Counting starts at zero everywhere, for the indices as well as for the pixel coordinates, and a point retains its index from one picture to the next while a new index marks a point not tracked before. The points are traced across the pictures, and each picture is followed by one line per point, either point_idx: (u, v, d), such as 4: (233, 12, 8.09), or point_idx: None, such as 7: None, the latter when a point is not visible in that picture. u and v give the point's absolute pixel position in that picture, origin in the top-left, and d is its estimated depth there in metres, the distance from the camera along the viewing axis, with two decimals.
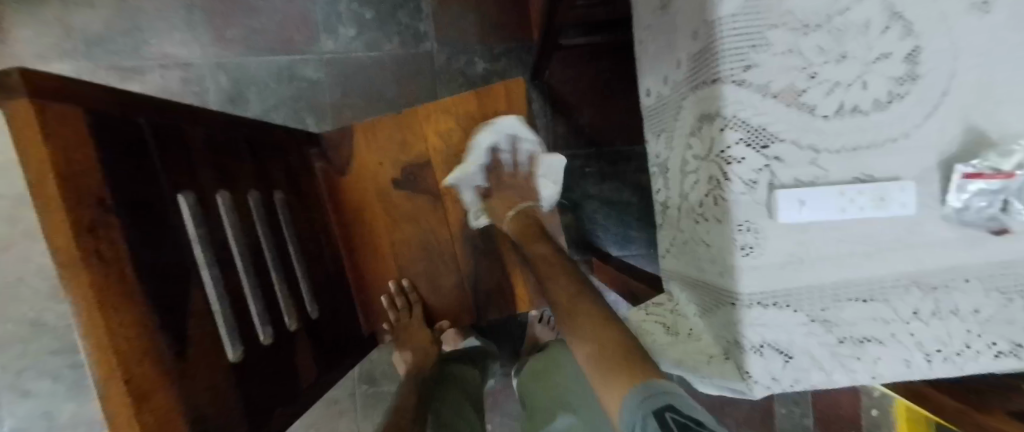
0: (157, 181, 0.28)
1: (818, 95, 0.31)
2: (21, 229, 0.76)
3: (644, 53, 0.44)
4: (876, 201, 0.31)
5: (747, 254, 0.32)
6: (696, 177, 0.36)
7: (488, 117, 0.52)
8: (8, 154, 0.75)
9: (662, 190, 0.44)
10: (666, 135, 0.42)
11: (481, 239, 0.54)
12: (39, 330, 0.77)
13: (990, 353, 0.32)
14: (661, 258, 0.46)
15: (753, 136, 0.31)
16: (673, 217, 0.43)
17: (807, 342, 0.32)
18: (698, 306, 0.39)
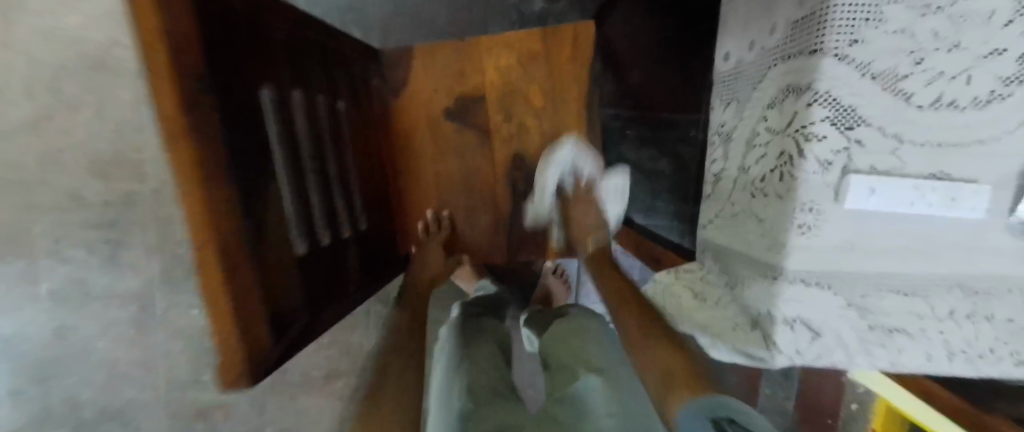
0: (246, 74, 0.28)
1: (918, 83, 0.30)
2: (66, 102, 0.77)
3: (733, 14, 0.42)
4: (945, 201, 0.31)
5: (803, 233, 0.32)
6: (765, 151, 0.36)
7: (551, 59, 0.51)
8: (57, 23, 0.75)
9: (719, 161, 0.44)
10: (738, 104, 0.41)
11: (523, 183, 0.54)
12: (79, 204, 0.80)
13: (1010, 360, 0.34)
14: (701, 227, 0.47)
15: (840, 115, 0.30)
16: (725, 188, 0.43)
17: (839, 324, 0.34)
18: (732, 276, 0.40)
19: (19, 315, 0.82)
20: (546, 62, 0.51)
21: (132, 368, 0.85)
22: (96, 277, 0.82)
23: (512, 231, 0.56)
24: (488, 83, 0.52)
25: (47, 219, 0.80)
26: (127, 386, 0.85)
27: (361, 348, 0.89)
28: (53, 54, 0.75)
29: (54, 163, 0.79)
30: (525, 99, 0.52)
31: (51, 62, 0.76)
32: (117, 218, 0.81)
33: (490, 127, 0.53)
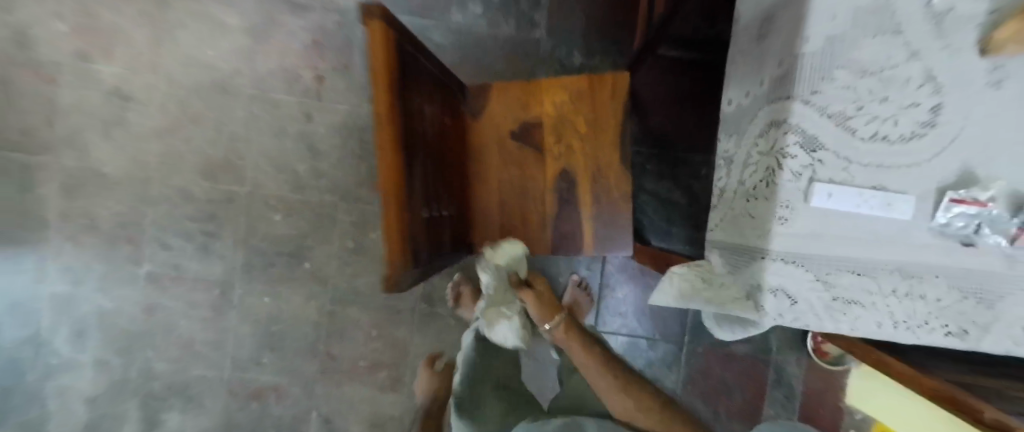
0: (405, 96, 0.42)
1: (861, 122, 0.40)
2: (191, 115, 0.95)
3: (734, 71, 0.57)
4: (882, 206, 0.40)
5: (781, 223, 0.43)
6: (755, 167, 0.49)
7: (596, 97, 0.66)
8: (194, 54, 0.94)
9: (723, 178, 0.57)
10: (737, 136, 0.55)
11: (566, 192, 0.69)
12: (186, 198, 0.96)
13: (941, 331, 0.42)
14: (710, 230, 0.59)
15: (807, 141, 0.41)
16: (728, 198, 0.55)
17: (809, 294, 0.43)
18: (731, 263, 0.52)
19: (119, 293, 0.95)
20: (591, 100, 0.66)
21: (205, 347, 0.97)
22: (189, 263, 0.96)
23: (554, 230, 0.69)
24: (546, 114, 0.67)
25: (157, 209, 0.95)
26: (199, 361, 0.97)
27: (405, 343, 0.99)
28: (189, 77, 0.94)
29: (173, 163, 0.95)
30: (571, 126, 0.67)
31: (185, 84, 0.94)
32: (216, 213, 0.96)
33: (543, 146, 0.68)
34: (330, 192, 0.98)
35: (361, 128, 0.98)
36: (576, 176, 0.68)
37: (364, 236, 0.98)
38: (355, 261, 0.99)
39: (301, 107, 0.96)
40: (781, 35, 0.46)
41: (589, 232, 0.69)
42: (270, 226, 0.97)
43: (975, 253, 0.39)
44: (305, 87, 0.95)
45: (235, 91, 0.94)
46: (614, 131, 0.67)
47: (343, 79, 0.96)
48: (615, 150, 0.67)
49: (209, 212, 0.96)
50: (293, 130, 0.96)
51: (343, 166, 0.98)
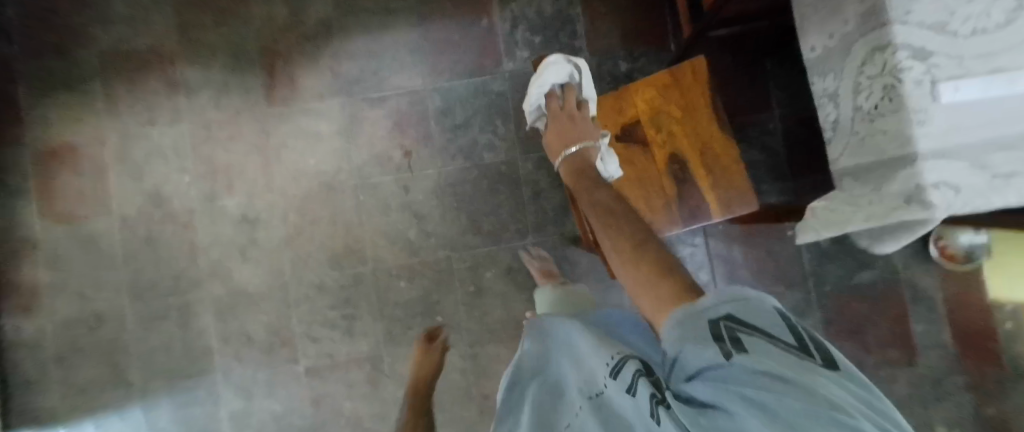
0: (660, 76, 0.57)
1: (959, 24, 0.47)
2: (307, 219, 1.05)
3: (807, 25, 0.66)
4: (1005, 80, 0.45)
5: (921, 125, 0.48)
6: (870, 90, 0.55)
7: (680, 84, 0.77)
8: (296, 166, 1.05)
9: (831, 113, 0.64)
10: (835, 73, 0.61)
11: (680, 170, 0.77)
12: (321, 292, 1.05)
13: None
14: (838, 163, 0.64)
15: (916, 51, 0.49)
16: (844, 128, 0.62)
17: (971, 176, 0.47)
18: (875, 181, 0.56)
19: (286, 394, 1.03)
20: (676, 86, 0.77)
21: (372, 420, 1.03)
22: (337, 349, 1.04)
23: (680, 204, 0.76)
24: (640, 111, 0.78)
25: (298, 310, 1.04)
26: None
27: None
28: (298, 187, 1.05)
29: (302, 265, 1.05)
30: (667, 115, 0.77)
31: (294, 194, 1.05)
32: (350, 298, 1.05)
33: (647, 138, 0.77)
34: (440, 248, 1.06)
35: (450, 185, 1.07)
36: (684, 154, 0.77)
37: (482, 278, 1.05)
38: (479, 303, 1.05)
39: (394, 183, 1.06)
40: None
41: (710, 201, 0.76)
42: (397, 294, 1.05)
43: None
44: (396, 164, 1.06)
45: (339, 187, 1.05)
46: (704, 109, 0.77)
47: (426, 147, 1.07)
48: (710, 123, 0.77)
49: (344, 299, 1.05)
50: (394, 204, 1.06)
51: (444, 222, 1.06)
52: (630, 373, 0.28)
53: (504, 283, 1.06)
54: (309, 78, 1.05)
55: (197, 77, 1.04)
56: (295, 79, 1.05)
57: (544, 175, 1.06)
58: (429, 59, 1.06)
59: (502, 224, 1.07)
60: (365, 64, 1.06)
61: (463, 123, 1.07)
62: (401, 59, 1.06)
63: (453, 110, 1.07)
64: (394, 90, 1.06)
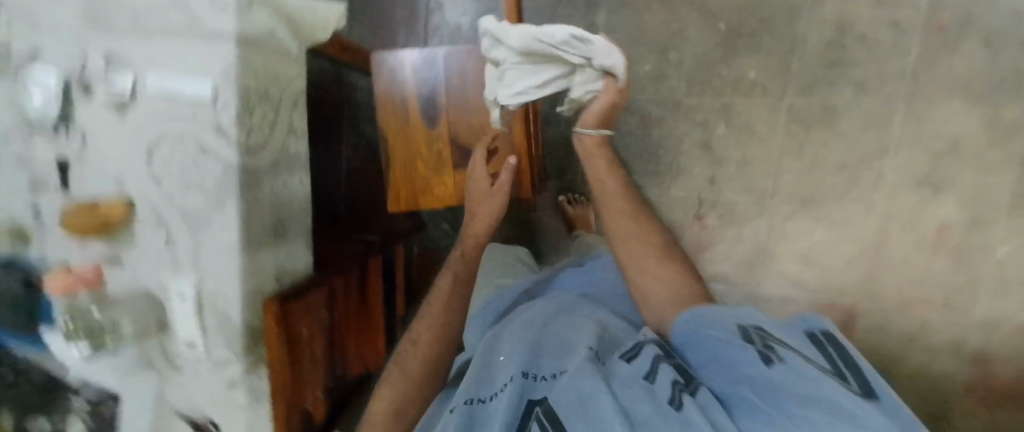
0: (439, 150, 0.70)
1: (187, 233, 0.57)
2: (852, 172, 0.87)
3: (300, 208, 0.68)
4: (194, 187, 0.55)
5: (219, 158, 0.54)
6: (270, 119, 0.59)
7: (414, 192, 0.72)
8: (836, 236, 0.89)
9: (296, 118, 0.65)
10: (291, 152, 0.64)
11: (428, 106, 0.69)
12: (870, 81, 0.84)
13: (207, 110, 0.53)
14: (301, 71, 0.65)
15: (224, 213, 0.55)
16: (290, 100, 0.63)
17: (200, 121, 0.53)
18: (279, 29, 0.57)
19: None
20: (418, 192, 0.72)
21: None
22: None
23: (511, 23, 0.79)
24: (452, 178, 0.71)
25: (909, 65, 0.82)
26: None
27: None
28: (845, 214, 0.88)
29: (880, 121, 0.85)
30: (430, 167, 0.71)
31: (854, 208, 0.88)
32: (833, 69, 0.85)
33: (453, 147, 0.70)
34: (696, 98, 0.92)
35: (664, 168, 0.95)
36: (419, 121, 0.70)
37: (659, 58, 0.92)
38: (666, 24, 0.91)
39: (725, 185, 0.93)
40: (278, 215, 0.63)
41: (413, 65, 0.69)
42: (762, 54, 0.88)
43: (204, 153, 0.54)
44: (714, 207, 0.94)
45: (794, 201, 0.90)
46: (393, 163, 0.72)
47: (675, 216, 0.96)
48: (390, 149, 0.72)
49: (843, 63, 0.85)
50: (734, 160, 0.92)
51: (681, 129, 0.93)
52: (650, 363, 0.45)
53: (632, 41, 0.93)
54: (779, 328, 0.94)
55: (924, 376, 0.87)
56: None
57: (554, 154, 0.99)
58: None
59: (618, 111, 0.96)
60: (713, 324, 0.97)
61: None
62: None
63: None
64: None
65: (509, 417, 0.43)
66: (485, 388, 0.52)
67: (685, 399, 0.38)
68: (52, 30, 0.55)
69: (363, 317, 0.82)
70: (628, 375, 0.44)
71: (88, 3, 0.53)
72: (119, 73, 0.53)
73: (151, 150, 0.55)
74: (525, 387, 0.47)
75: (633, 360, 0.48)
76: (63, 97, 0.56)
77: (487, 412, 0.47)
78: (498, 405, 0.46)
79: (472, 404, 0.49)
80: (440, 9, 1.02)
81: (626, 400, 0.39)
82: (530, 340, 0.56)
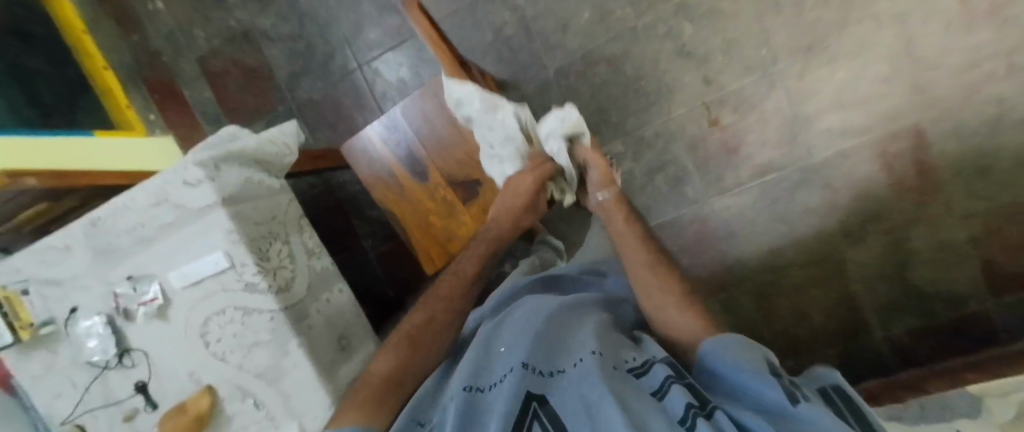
0: (444, 193, 0.69)
1: (271, 391, 0.58)
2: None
3: (357, 315, 0.69)
4: (257, 347, 0.57)
5: (264, 311, 0.55)
6: (288, 253, 0.60)
7: (439, 244, 0.70)
8: (861, 64, 0.83)
9: (310, 239, 0.66)
10: (322, 271, 0.65)
11: (413, 162, 0.69)
12: None
13: (232, 276, 0.54)
14: (292, 196, 0.66)
15: (294, 357, 0.56)
16: (297, 228, 0.64)
17: (232, 288, 0.55)
18: (253, 173, 0.59)
19: None
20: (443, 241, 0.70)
21: None
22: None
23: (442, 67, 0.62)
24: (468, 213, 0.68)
25: None
26: None
27: None
28: (857, 38, 0.82)
29: None
30: (442, 215, 0.69)
31: (863, 27, 0.81)
32: None
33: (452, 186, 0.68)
34: (649, 14, 0.87)
35: (654, 95, 0.91)
36: (411, 178, 0.69)
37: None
38: None
39: (723, 78, 0.87)
40: (340, 332, 0.64)
41: (380, 136, 0.70)
42: None
43: (250, 314, 0.55)
44: (724, 103, 0.89)
45: (800, 53, 0.84)
46: (408, 227, 0.71)
47: (691, 132, 0.91)
48: (400, 218, 0.71)
49: None
50: (717, 51, 0.87)
51: (651, 50, 0.89)
52: (663, 373, 0.34)
53: None
54: (853, 179, 0.87)
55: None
56: (873, 175, 0.86)
57: None
58: (708, 232, 0.95)
59: (583, 67, 0.92)
60: (786, 211, 0.91)
61: (653, 172, 0.94)
62: (741, 225, 0.93)
63: (665, 183, 0.95)
64: (738, 186, 0.92)
65: (506, 402, 0.31)
66: (485, 378, 0.38)
67: (701, 420, 0.26)
68: (77, 283, 0.59)
69: None
70: (625, 378, 0.33)
71: (93, 243, 0.57)
72: (147, 285, 0.56)
73: (204, 335, 0.57)
74: (527, 379, 0.34)
75: (642, 375, 0.34)
76: (113, 333, 0.60)
77: (486, 404, 0.34)
78: (496, 395, 0.34)
79: (470, 390, 0.36)
80: (378, 74, 1.03)
81: (630, 406, 0.28)
82: (545, 329, 0.41)
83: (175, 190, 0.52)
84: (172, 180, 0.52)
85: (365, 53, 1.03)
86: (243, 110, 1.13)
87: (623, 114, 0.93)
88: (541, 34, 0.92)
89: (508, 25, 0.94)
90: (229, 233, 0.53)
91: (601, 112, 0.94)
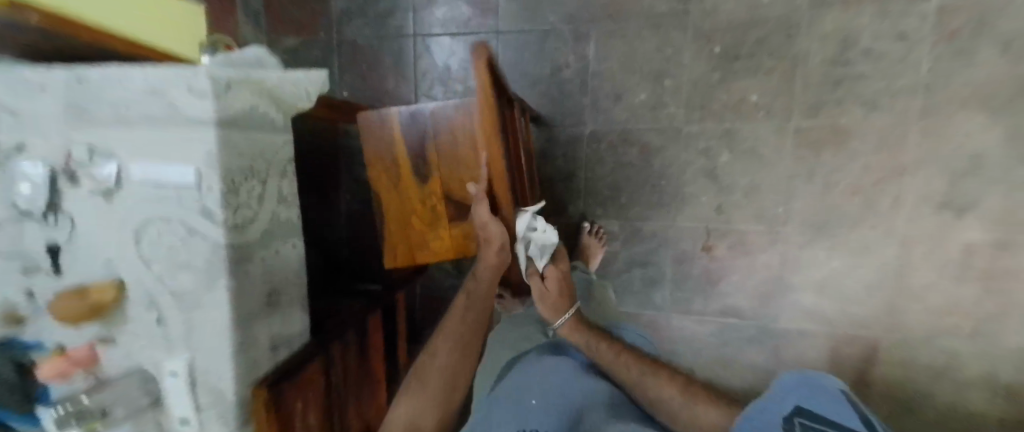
0: (434, 203, 0.68)
1: (180, 316, 0.55)
2: (866, 194, 0.85)
3: (297, 275, 0.67)
4: (184, 266, 0.54)
5: (209, 233, 0.53)
6: (257, 191, 0.58)
7: (410, 246, 0.69)
8: (854, 262, 0.86)
9: (286, 184, 0.64)
10: (283, 221, 0.63)
11: (419, 166, 0.68)
12: (872, 102, 0.84)
13: (196, 191, 0.52)
14: (288, 140, 0.65)
15: (218, 293, 0.54)
16: (277, 170, 0.62)
17: (191, 201, 0.52)
18: (263, 105, 0.57)
19: None
20: (413, 246, 0.69)
21: None
22: (868, 12, 0.83)
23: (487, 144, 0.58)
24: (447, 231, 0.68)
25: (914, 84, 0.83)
26: None
27: None
28: (860, 238, 0.86)
29: (889, 142, 0.84)
30: (423, 222, 0.68)
31: (869, 231, 0.85)
32: (838, 91, 0.85)
33: (444, 200, 0.67)
34: (698, 124, 0.89)
35: (668, 198, 0.92)
36: (410, 175, 0.68)
37: (657, 86, 0.90)
38: (660, 51, 0.90)
39: (733, 213, 0.90)
40: (273, 288, 0.62)
41: (397, 120, 0.67)
42: (762, 79, 0.87)
43: (198, 232, 0.53)
44: (724, 238, 0.91)
45: (809, 227, 0.87)
46: (386, 217, 0.70)
47: (683, 247, 0.93)
48: (383, 206, 0.70)
49: (848, 83, 0.85)
50: (740, 187, 0.89)
51: (683, 157, 0.90)
52: None
53: (625, 69, 0.91)
54: (799, 356, 0.91)
55: (944, 395, 0.87)
56: (817, 360, 0.91)
57: (554, 190, 0.97)
58: (657, 338, 0.97)
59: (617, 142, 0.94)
60: (730, 354, 0.95)
61: (633, 264, 0.96)
62: (688, 347, 0.96)
63: (640, 280, 0.96)
64: (701, 315, 0.95)
65: None
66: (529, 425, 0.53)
67: None
68: (33, 124, 0.55)
69: (363, 371, 0.74)
70: None
71: (69, 97, 0.53)
72: (104, 163, 0.54)
73: (139, 235, 0.55)
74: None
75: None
76: (48, 189, 0.55)
77: None
78: None
79: None
80: (430, 52, 1.02)
81: None
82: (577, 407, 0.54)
83: (176, 91, 0.50)
84: (179, 80, 0.50)
85: (426, 26, 1.02)
86: (288, 24, 1.12)
87: (632, 201, 0.94)
88: (595, 93, 0.93)
89: (568, 68, 0.94)
90: (212, 150, 0.51)
91: (613, 188, 0.94)
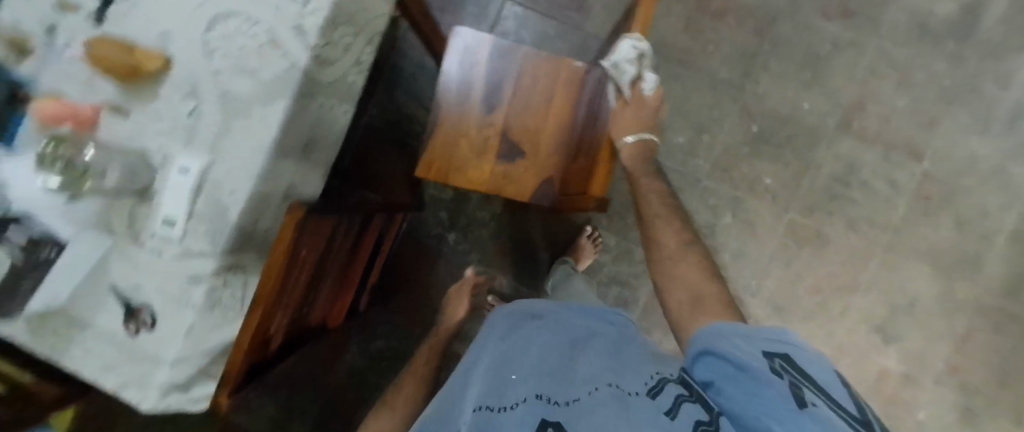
0: (490, 135, 0.70)
1: (213, 115, 0.49)
2: (824, 295, 0.97)
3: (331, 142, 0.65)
4: (245, 68, 0.50)
5: (291, 49, 0.50)
6: (347, 41, 0.57)
7: (448, 164, 0.70)
8: None
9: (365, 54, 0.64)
10: (347, 84, 0.62)
11: (492, 93, 0.70)
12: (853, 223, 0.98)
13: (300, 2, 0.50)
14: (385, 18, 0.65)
15: (272, 109, 0.50)
16: (366, 36, 0.62)
17: (289, 9, 0.50)
18: None
19: (959, 160, 0.98)
20: (451, 166, 0.70)
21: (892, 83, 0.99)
22: (872, 151, 0.99)
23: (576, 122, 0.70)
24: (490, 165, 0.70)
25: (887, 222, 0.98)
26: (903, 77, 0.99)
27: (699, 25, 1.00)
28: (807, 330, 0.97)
29: (854, 259, 0.97)
30: (471, 148, 0.70)
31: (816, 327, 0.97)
32: (832, 203, 0.98)
33: (502, 137, 0.70)
34: (715, 182, 0.99)
35: None
36: (479, 102, 0.70)
37: (695, 136, 1.00)
38: (709, 108, 1.00)
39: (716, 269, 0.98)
40: (311, 140, 0.59)
41: (489, 50, 0.70)
42: (779, 167, 0.99)
43: (280, 42, 0.50)
44: None
45: (771, 305, 0.97)
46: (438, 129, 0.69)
47: None
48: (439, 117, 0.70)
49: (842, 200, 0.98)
50: (729, 249, 0.98)
51: (694, 204, 0.99)
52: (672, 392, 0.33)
53: (675, 109, 1.00)
54: None
55: None
56: None
57: None
58: None
59: None
60: None
61: (613, 280, 1.01)
62: None
63: (613, 297, 1.01)
64: None
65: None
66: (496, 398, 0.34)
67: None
68: None
69: (345, 266, 0.71)
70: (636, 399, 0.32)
71: None
72: None
73: (205, 13, 0.49)
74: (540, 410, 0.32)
75: (656, 395, 0.33)
76: None
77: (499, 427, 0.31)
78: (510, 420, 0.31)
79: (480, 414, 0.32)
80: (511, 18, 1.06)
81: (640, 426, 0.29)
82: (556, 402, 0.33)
83: None
84: None
85: None
86: None
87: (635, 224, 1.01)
88: None
89: None
90: None
91: (624, 206, 1.01)
